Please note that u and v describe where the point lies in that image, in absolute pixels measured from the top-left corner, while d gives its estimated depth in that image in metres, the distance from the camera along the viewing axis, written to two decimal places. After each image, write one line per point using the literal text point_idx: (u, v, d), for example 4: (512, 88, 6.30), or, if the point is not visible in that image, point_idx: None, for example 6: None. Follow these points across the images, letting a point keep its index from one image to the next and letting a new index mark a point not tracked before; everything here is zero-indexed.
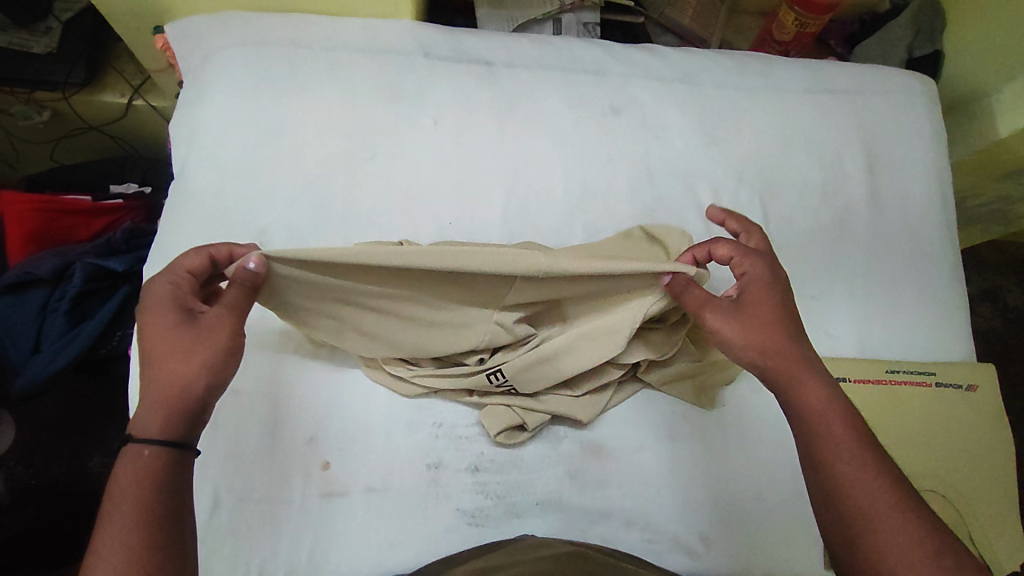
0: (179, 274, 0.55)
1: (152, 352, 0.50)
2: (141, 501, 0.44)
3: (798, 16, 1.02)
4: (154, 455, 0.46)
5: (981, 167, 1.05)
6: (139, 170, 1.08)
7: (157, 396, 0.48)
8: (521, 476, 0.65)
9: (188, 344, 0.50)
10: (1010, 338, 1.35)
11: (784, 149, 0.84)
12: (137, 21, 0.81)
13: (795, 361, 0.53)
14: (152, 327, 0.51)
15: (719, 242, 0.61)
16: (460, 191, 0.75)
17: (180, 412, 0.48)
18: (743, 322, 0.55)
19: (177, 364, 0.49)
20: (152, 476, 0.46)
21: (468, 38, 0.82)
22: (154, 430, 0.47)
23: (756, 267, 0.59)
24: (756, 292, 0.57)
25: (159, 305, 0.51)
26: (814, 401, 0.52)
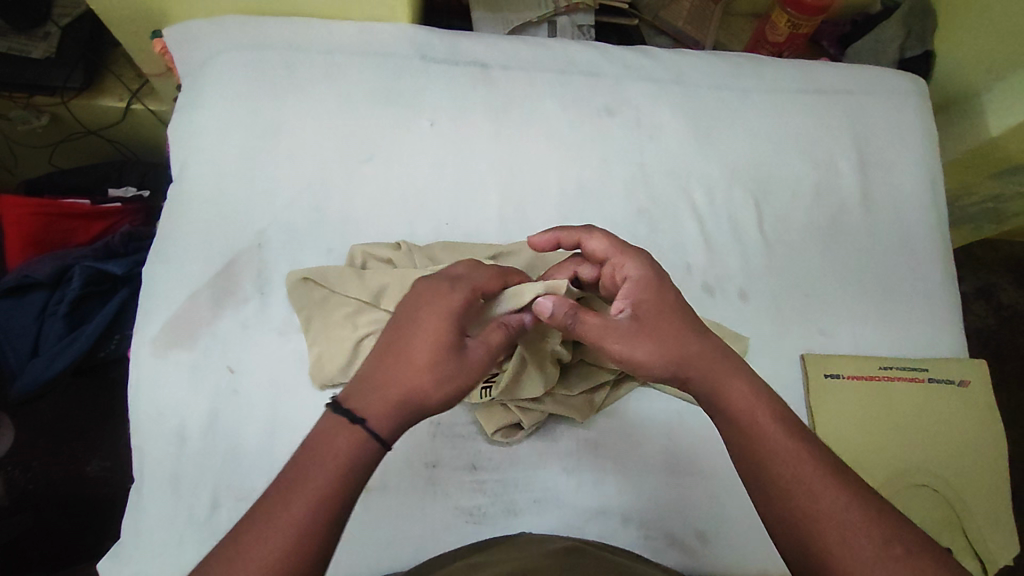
0: (475, 289, 0.53)
1: (412, 355, 0.48)
2: (334, 487, 0.43)
3: (790, 18, 1.03)
4: (369, 448, 0.45)
5: (972, 166, 1.06)
6: (137, 173, 1.08)
7: (394, 398, 0.47)
8: (518, 473, 0.65)
9: (455, 364, 0.49)
10: (1004, 336, 1.37)
11: (777, 149, 0.84)
12: (135, 25, 0.81)
13: (713, 365, 0.52)
14: (415, 326, 0.49)
15: (592, 233, 0.60)
16: (457, 192, 0.76)
17: (403, 418, 0.47)
18: (645, 339, 0.53)
19: (428, 376, 0.47)
20: (355, 463, 0.44)
21: (463, 41, 0.82)
22: (379, 430, 0.46)
23: (636, 265, 0.57)
24: (647, 298, 0.54)
25: (449, 310, 0.50)
26: (738, 403, 0.51)
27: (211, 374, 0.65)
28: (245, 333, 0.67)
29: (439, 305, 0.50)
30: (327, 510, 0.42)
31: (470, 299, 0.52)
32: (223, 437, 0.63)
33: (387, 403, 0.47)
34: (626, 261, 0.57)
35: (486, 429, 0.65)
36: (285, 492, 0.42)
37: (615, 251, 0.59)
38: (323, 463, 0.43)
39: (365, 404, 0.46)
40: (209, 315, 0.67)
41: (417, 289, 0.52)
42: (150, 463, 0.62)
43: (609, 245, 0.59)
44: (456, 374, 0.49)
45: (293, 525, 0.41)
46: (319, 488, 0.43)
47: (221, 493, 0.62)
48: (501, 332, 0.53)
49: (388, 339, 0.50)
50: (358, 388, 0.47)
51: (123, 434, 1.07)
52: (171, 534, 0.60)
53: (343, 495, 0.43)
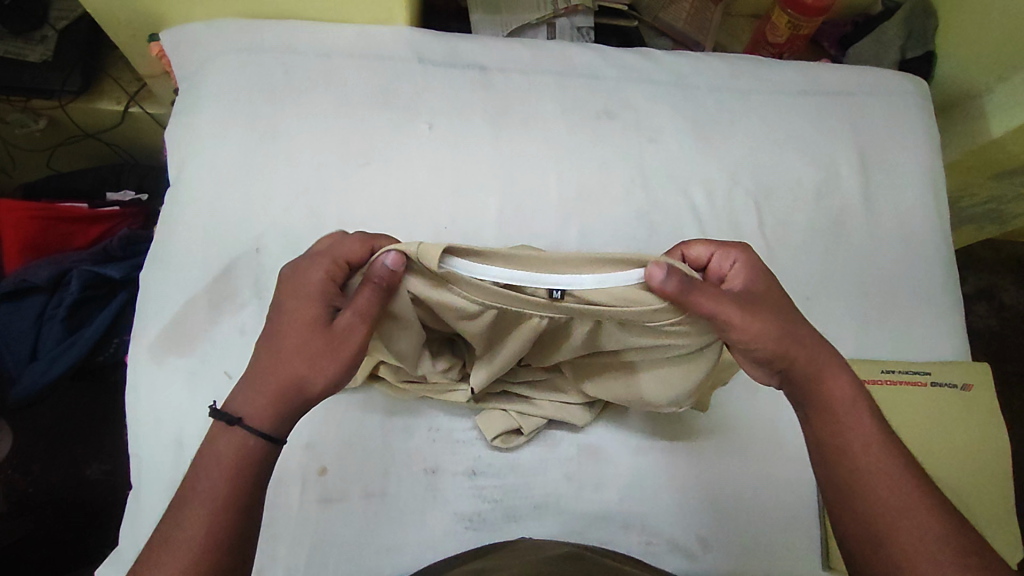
0: (338, 260, 0.53)
1: (279, 346, 0.51)
2: (225, 502, 0.46)
3: (790, 19, 1.02)
4: (256, 448, 0.48)
5: (975, 167, 1.06)
6: (136, 176, 1.08)
7: (273, 390, 0.50)
8: (519, 479, 0.65)
9: (326, 346, 0.51)
10: (1007, 336, 1.36)
11: (779, 151, 0.84)
12: (132, 29, 0.81)
13: (821, 357, 0.54)
14: (285, 319, 0.51)
15: (692, 243, 0.58)
16: (456, 195, 0.75)
17: (287, 408, 0.50)
18: (766, 319, 0.53)
19: (301, 363, 0.50)
20: (251, 465, 0.48)
21: (462, 44, 0.82)
22: (260, 424, 0.49)
23: (745, 257, 0.56)
24: (758, 283, 0.55)
25: (306, 295, 0.52)
26: (840, 395, 0.53)
27: (209, 379, 0.65)
28: (243, 338, 0.67)
29: (303, 292, 0.52)
30: (221, 521, 0.45)
31: (330, 277, 0.53)
32: None
33: (267, 397, 0.49)
34: (730, 251, 0.56)
35: (485, 435, 0.65)
36: (179, 514, 0.46)
37: (719, 250, 0.57)
38: (212, 480, 0.47)
39: (246, 404, 0.49)
40: (207, 321, 0.67)
41: (282, 280, 0.54)
42: (149, 470, 0.62)
43: (712, 244, 0.57)
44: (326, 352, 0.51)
45: (186, 539, 0.44)
46: (210, 502, 0.46)
47: None
48: (370, 290, 0.50)
49: (266, 334, 0.52)
50: (241, 388, 0.51)
51: (123, 437, 1.07)
52: None
53: (235, 505, 0.46)
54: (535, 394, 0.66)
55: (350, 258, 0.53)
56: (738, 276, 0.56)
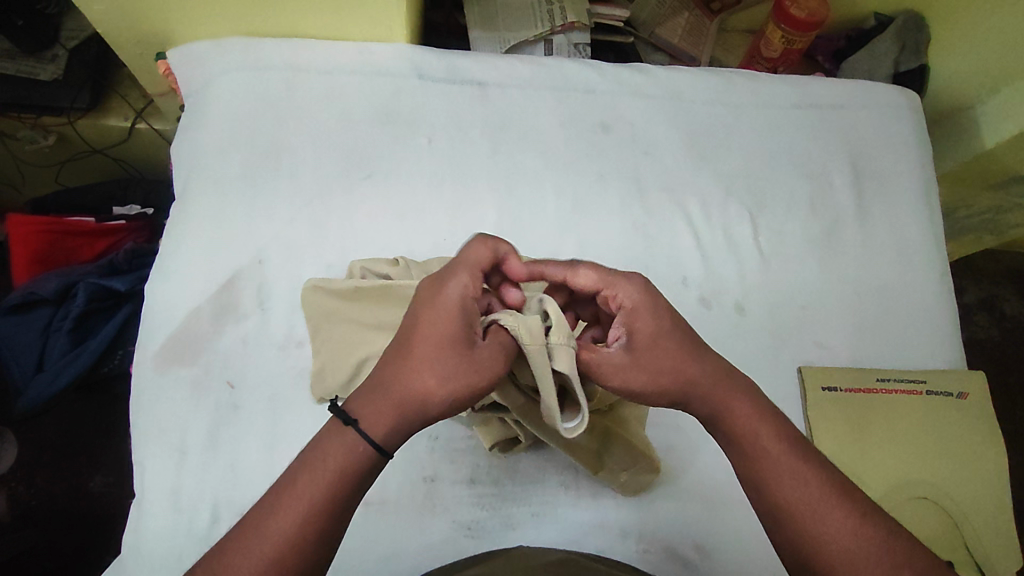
0: (477, 275, 0.50)
1: (409, 362, 0.47)
2: (320, 501, 0.44)
3: (784, 33, 1.04)
4: (364, 455, 0.46)
5: (970, 178, 1.07)
6: (142, 190, 1.09)
7: (394, 402, 0.47)
8: (516, 487, 0.66)
9: (464, 369, 0.47)
10: (1008, 347, 1.36)
11: (772, 163, 0.85)
12: (140, 47, 0.83)
13: (717, 381, 0.51)
14: (424, 333, 0.47)
15: (579, 268, 0.53)
16: (455, 207, 0.77)
17: (406, 424, 0.47)
18: (647, 373, 0.50)
19: (434, 385, 0.46)
20: (352, 470, 0.45)
21: (462, 60, 0.84)
22: (376, 436, 0.46)
23: (629, 291, 0.52)
24: (645, 325, 0.51)
25: (444, 311, 0.48)
26: (742, 420, 0.50)
27: (212, 389, 0.66)
28: (245, 348, 0.68)
29: (444, 306, 0.48)
30: (316, 525, 0.44)
31: (467, 288, 0.49)
32: (223, 452, 0.64)
33: (390, 410, 0.47)
34: (618, 288, 0.52)
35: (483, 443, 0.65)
36: (273, 515, 0.44)
37: (605, 280, 0.52)
38: (315, 481, 0.44)
39: (366, 411, 0.46)
40: (210, 332, 0.68)
41: (418, 290, 0.50)
42: (151, 479, 0.63)
43: (599, 275, 0.53)
44: (462, 375, 0.47)
45: (280, 536, 0.43)
46: (312, 504, 0.44)
47: (221, 508, 0.62)
48: (506, 335, 0.49)
49: (395, 341, 0.49)
50: (364, 389, 0.48)
51: (125, 450, 1.07)
52: (171, 549, 0.61)
53: (331, 514, 0.44)
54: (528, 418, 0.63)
55: (483, 269, 0.50)
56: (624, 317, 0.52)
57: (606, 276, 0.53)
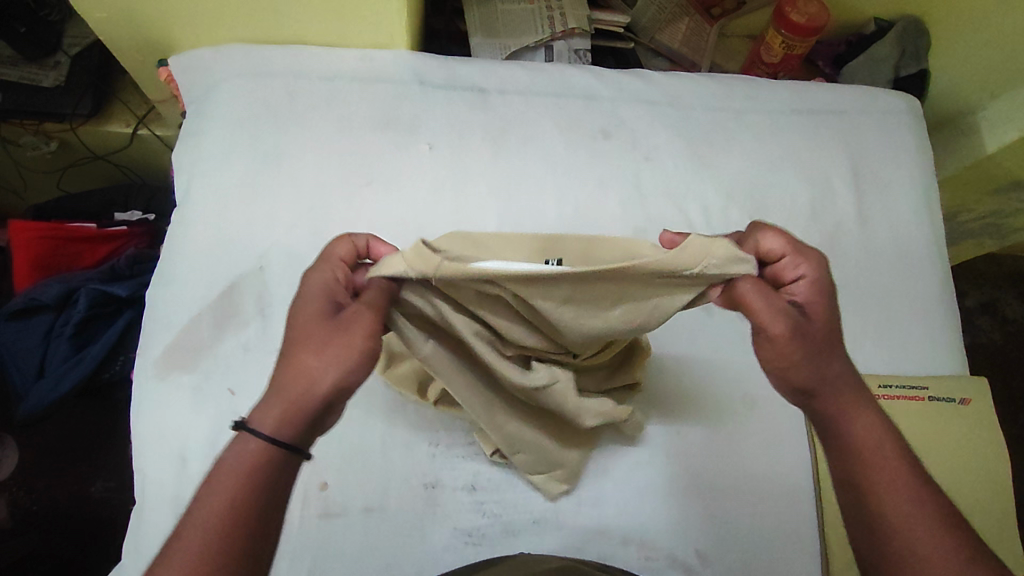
0: (338, 260, 0.53)
1: (287, 350, 0.48)
2: (228, 504, 0.42)
3: (784, 39, 1.04)
4: (261, 451, 0.44)
5: (971, 183, 1.07)
6: (144, 197, 1.10)
7: (295, 398, 0.47)
8: (517, 494, 0.65)
9: (334, 335, 0.48)
10: (1010, 351, 1.36)
11: (773, 169, 0.85)
12: (142, 54, 0.84)
13: (845, 388, 0.52)
14: (300, 325, 0.49)
15: (768, 230, 0.55)
16: (456, 212, 0.77)
17: (301, 407, 0.46)
18: (801, 347, 0.51)
19: (321, 364, 0.47)
20: (258, 466, 0.44)
21: (462, 67, 0.84)
22: (271, 424, 0.45)
23: (815, 267, 0.54)
24: (816, 304, 0.54)
25: (308, 297, 0.50)
26: (863, 431, 0.51)
27: (212, 397, 0.66)
28: (245, 355, 0.68)
29: (314, 297, 0.50)
30: (239, 534, 0.42)
31: (327, 271, 0.52)
32: None
33: (288, 404, 0.46)
34: (802, 262, 0.54)
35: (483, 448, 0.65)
36: (187, 537, 0.42)
37: (793, 251, 0.55)
38: (224, 490, 0.43)
39: (269, 417, 0.46)
40: (211, 339, 0.68)
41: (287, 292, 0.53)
42: (151, 488, 0.62)
43: (789, 243, 0.55)
44: (339, 342, 0.48)
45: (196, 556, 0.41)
46: (223, 516, 0.42)
47: None
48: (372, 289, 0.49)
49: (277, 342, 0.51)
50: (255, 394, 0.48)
51: (126, 455, 1.07)
52: None
53: (243, 515, 0.42)
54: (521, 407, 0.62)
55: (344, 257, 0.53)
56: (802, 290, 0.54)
57: (793, 248, 0.55)
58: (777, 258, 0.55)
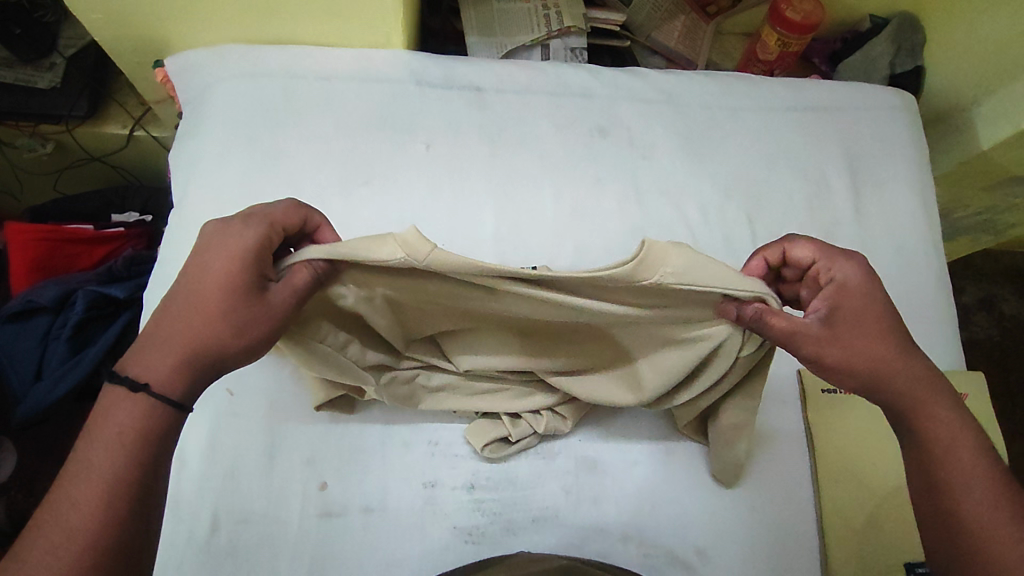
0: (273, 224, 0.55)
1: (195, 304, 0.51)
2: (122, 462, 0.45)
3: (780, 37, 1.05)
4: (160, 415, 0.48)
5: (967, 179, 1.07)
6: (140, 197, 1.10)
7: (183, 355, 0.49)
8: (516, 492, 0.65)
9: (252, 312, 0.51)
10: (1007, 346, 1.36)
11: (769, 166, 0.86)
12: (138, 55, 0.84)
13: (923, 385, 0.55)
14: (205, 273, 0.51)
15: (800, 241, 0.59)
16: (454, 210, 0.77)
17: (190, 368, 0.50)
18: (843, 346, 0.55)
19: (220, 327, 0.50)
20: (151, 429, 0.47)
21: (458, 66, 0.84)
22: (156, 380, 0.48)
23: (847, 270, 0.57)
24: (854, 305, 0.56)
25: (228, 252, 0.51)
26: (940, 426, 0.54)
27: (210, 397, 0.65)
28: None
29: (233, 249, 0.52)
30: (128, 489, 0.45)
31: (256, 230, 0.53)
32: (222, 460, 0.63)
33: (170, 358, 0.49)
34: (838, 264, 0.58)
35: (475, 446, 0.66)
36: (70, 489, 0.44)
37: (825, 257, 0.58)
38: (106, 452, 0.45)
39: (147, 367, 0.48)
40: None
41: (207, 233, 0.53)
42: None
43: (819, 250, 0.59)
44: (253, 317, 0.51)
45: (86, 509, 0.44)
46: (110, 477, 0.45)
47: (221, 517, 0.61)
48: (307, 271, 0.52)
49: (178, 288, 0.52)
50: (145, 344, 0.50)
51: None
52: (168, 560, 0.60)
53: (135, 473, 0.45)
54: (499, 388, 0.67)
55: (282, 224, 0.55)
56: (834, 292, 0.57)
57: (822, 248, 0.59)
58: (811, 266, 0.59)
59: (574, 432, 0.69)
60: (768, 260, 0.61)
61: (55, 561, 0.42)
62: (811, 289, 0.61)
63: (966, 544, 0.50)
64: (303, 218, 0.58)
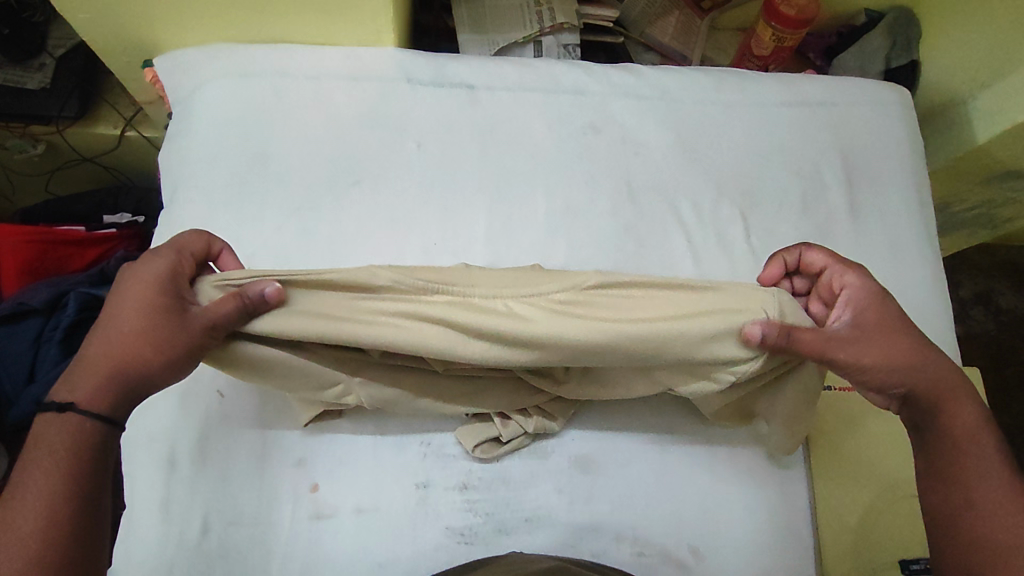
0: (185, 253, 0.58)
1: (120, 330, 0.53)
2: (67, 476, 0.47)
3: (775, 32, 1.04)
4: (91, 430, 0.50)
5: (963, 173, 1.07)
6: (133, 198, 1.09)
7: (107, 373, 0.52)
8: (509, 492, 0.65)
9: (170, 332, 0.53)
10: (1005, 340, 1.36)
11: (763, 162, 0.85)
12: (127, 55, 0.83)
13: (944, 376, 0.58)
14: (124, 302, 0.54)
15: (813, 249, 0.66)
16: (445, 210, 0.76)
17: (119, 388, 0.52)
18: (874, 339, 0.58)
19: (142, 346, 0.53)
20: (86, 444, 0.49)
21: (450, 63, 0.83)
22: (83, 400, 0.50)
23: (859, 279, 0.63)
24: (869, 306, 0.60)
25: (145, 281, 0.55)
26: (961, 421, 0.56)
27: (201, 399, 0.65)
28: None
29: (147, 277, 0.55)
30: (76, 501, 0.47)
31: (167, 258, 0.57)
32: (213, 463, 0.62)
33: (97, 381, 0.51)
34: (848, 271, 0.63)
35: (467, 446, 0.65)
36: (11, 508, 0.46)
37: (836, 264, 0.64)
38: (46, 468, 0.47)
39: (75, 388, 0.51)
40: None
41: (126, 268, 0.57)
42: (140, 493, 0.61)
43: (830, 257, 0.65)
44: (174, 336, 0.53)
45: (35, 523, 0.45)
46: (57, 491, 0.47)
47: (212, 520, 0.61)
48: (234, 301, 0.55)
49: (102, 319, 0.54)
50: (75, 370, 0.52)
51: None
52: (158, 563, 0.59)
53: (80, 486, 0.48)
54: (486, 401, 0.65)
55: (194, 250, 0.59)
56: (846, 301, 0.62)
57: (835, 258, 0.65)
58: (822, 272, 0.65)
59: (566, 432, 0.68)
60: (785, 264, 0.68)
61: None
62: (826, 297, 0.65)
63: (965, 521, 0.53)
64: (207, 244, 0.61)
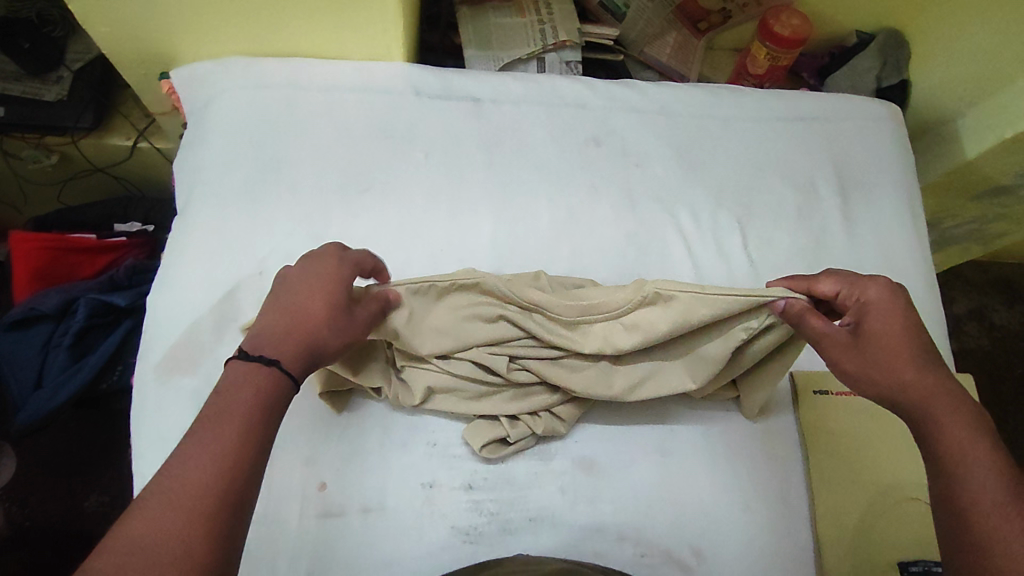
0: (360, 261, 0.61)
1: (314, 312, 0.54)
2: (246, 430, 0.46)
3: (769, 51, 1.08)
4: (282, 389, 0.49)
5: (954, 189, 1.10)
6: (143, 209, 1.12)
7: (300, 344, 0.52)
8: (514, 492, 0.66)
9: (346, 323, 0.57)
10: (999, 357, 1.38)
11: (760, 174, 0.88)
12: (145, 67, 0.86)
13: (937, 396, 0.55)
14: (316, 286, 0.56)
15: (822, 276, 0.63)
16: (453, 218, 0.78)
17: (304, 360, 0.52)
18: (862, 358, 0.58)
19: (328, 330, 0.55)
20: (268, 400, 0.48)
21: (457, 77, 0.86)
22: (292, 367, 0.51)
23: (873, 291, 0.60)
24: (876, 321, 0.58)
25: (337, 274, 0.57)
26: (952, 436, 0.53)
27: None
28: None
29: (340, 273, 0.58)
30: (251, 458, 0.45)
31: (351, 258, 0.60)
32: None
33: (294, 350, 0.52)
34: (866, 287, 0.60)
35: (473, 446, 0.66)
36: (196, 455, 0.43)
37: (849, 282, 0.61)
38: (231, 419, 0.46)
39: (275, 347, 0.51)
40: (211, 341, 0.69)
41: (318, 255, 0.58)
42: None
43: (842, 280, 0.62)
44: (348, 328, 0.57)
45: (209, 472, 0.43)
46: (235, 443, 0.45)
47: None
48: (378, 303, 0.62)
49: (289, 293, 0.55)
50: (271, 333, 0.52)
51: (123, 467, 1.09)
52: None
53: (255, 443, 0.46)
54: (492, 398, 0.68)
55: (368, 264, 0.62)
56: (859, 313, 0.60)
57: (849, 278, 0.62)
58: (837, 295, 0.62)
59: (570, 434, 0.70)
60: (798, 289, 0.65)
61: (154, 532, 0.39)
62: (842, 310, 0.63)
63: (971, 556, 0.49)
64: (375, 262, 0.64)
